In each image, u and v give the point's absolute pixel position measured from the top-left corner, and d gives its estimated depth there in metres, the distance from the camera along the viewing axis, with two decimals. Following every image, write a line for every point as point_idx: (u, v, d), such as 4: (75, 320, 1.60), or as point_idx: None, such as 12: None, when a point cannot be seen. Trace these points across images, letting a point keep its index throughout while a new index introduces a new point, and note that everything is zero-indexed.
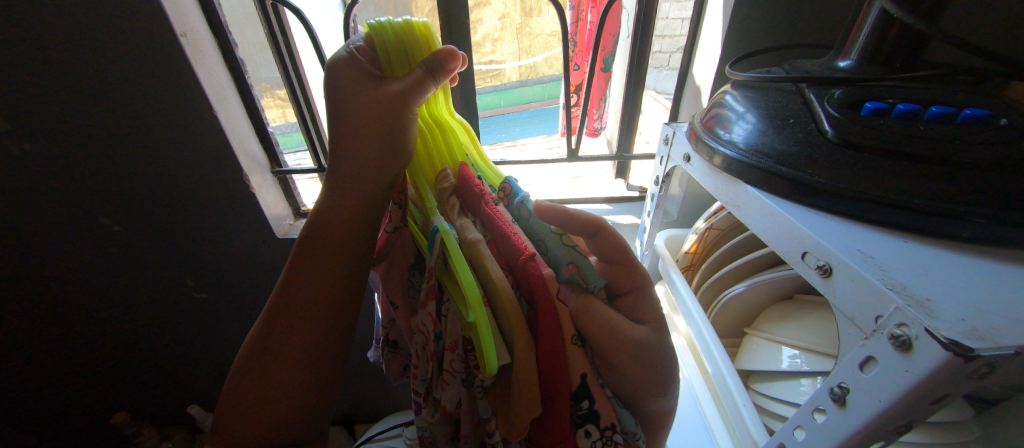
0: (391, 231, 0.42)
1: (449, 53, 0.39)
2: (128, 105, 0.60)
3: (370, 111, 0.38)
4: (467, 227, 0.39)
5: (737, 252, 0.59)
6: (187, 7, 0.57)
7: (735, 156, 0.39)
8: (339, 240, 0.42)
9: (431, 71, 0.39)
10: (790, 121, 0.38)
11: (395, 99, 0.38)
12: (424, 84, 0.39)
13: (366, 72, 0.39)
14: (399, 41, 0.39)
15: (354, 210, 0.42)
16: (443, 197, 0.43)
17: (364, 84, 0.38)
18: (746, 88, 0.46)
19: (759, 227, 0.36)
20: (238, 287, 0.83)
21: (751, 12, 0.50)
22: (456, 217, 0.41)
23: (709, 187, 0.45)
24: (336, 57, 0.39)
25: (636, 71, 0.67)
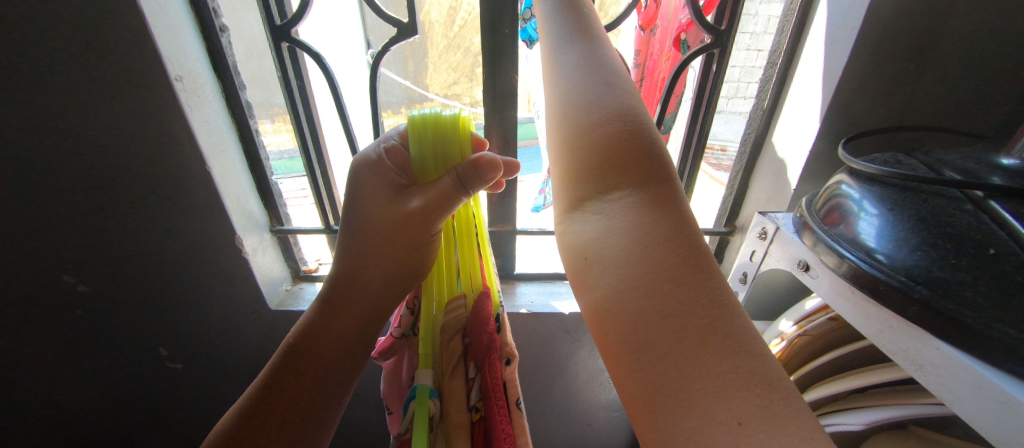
0: (399, 336, 0.39)
1: (485, 163, 0.33)
2: (108, 154, 0.50)
3: (391, 238, 0.36)
4: (456, 400, 0.34)
5: (838, 368, 0.47)
6: (186, 46, 0.48)
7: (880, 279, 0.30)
8: (331, 350, 0.36)
9: (462, 183, 0.34)
10: (984, 251, 0.27)
11: (417, 216, 0.35)
12: (451, 199, 0.34)
13: (390, 183, 0.36)
14: (431, 143, 0.34)
15: (351, 322, 0.36)
16: (447, 336, 0.36)
17: (389, 195, 0.36)
18: (875, 184, 0.35)
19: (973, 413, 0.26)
20: (220, 359, 0.70)
21: (864, 88, 0.42)
22: (451, 374, 0.35)
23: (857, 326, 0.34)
24: (366, 159, 0.36)
25: (702, 137, 0.58)
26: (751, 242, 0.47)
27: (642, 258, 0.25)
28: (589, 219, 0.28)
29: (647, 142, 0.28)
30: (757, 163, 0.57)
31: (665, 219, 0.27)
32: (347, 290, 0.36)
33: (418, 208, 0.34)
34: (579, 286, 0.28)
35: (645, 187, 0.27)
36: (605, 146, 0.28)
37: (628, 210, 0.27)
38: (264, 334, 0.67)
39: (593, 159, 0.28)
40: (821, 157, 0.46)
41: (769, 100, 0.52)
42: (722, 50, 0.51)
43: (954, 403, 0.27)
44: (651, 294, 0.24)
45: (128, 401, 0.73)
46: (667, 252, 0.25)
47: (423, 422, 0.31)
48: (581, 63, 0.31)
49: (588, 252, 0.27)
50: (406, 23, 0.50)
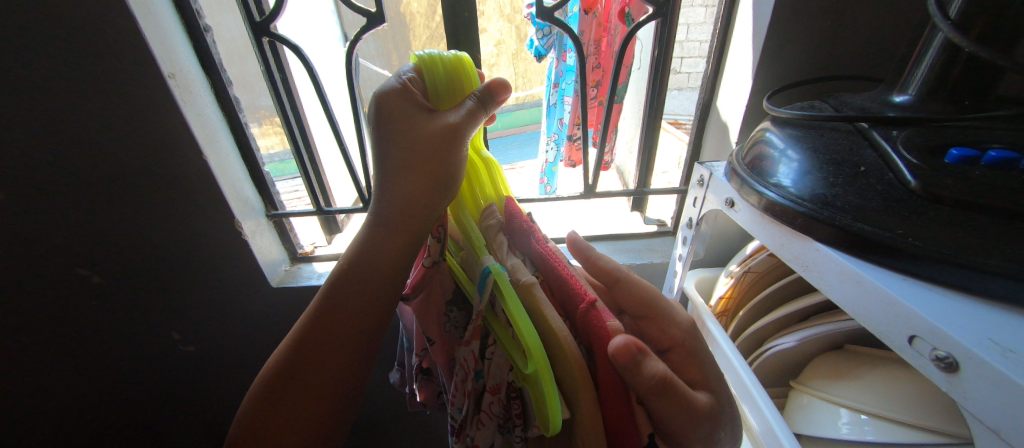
0: (429, 265, 0.37)
1: (500, 85, 0.37)
2: (109, 149, 0.55)
3: (427, 158, 0.35)
4: (519, 270, 0.34)
5: (780, 297, 0.53)
6: (176, 46, 0.53)
7: (783, 201, 0.34)
8: (381, 260, 0.37)
9: (483, 104, 0.37)
10: (860, 170, 0.33)
11: (451, 131, 0.35)
12: (475, 118, 0.37)
13: (416, 107, 0.36)
14: (445, 75, 0.37)
15: (390, 253, 0.37)
16: (489, 235, 0.37)
17: (419, 117, 0.35)
18: (790, 127, 0.41)
19: (838, 295, 0.31)
20: (228, 339, 0.76)
21: (787, 43, 0.46)
22: (506, 256, 0.35)
23: (765, 240, 0.39)
24: (385, 89, 0.36)
25: (655, 103, 0.63)
26: (693, 190, 0.52)
27: None
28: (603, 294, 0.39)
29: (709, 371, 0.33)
30: (706, 123, 0.62)
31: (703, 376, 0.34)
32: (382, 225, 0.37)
33: (454, 121, 0.35)
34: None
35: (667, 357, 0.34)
36: None
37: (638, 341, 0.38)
38: (267, 313, 0.73)
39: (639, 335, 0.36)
40: (756, 110, 0.51)
41: (711, 63, 0.57)
42: (665, 19, 0.55)
43: (829, 291, 0.32)
44: None
45: (147, 386, 0.79)
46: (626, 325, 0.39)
47: (510, 288, 0.31)
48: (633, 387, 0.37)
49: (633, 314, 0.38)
50: (374, 12, 0.54)
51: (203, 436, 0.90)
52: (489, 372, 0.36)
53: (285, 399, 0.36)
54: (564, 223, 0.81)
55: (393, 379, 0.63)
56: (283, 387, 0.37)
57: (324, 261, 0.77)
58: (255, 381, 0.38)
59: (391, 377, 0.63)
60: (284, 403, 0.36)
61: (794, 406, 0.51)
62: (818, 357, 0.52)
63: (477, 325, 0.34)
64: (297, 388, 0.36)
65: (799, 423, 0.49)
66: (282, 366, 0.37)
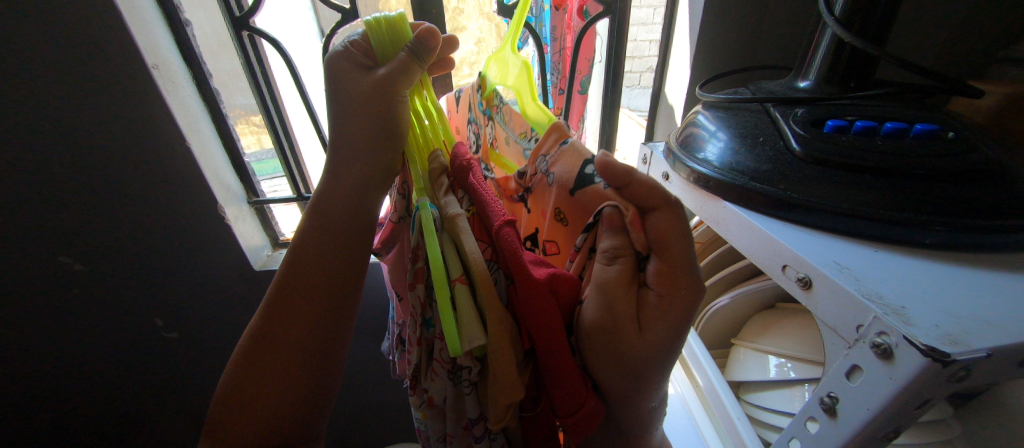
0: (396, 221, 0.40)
1: (426, 31, 0.36)
2: (94, 138, 0.57)
3: (362, 115, 0.37)
4: (451, 204, 0.34)
5: (720, 263, 0.60)
6: (158, 39, 0.56)
7: (709, 173, 0.40)
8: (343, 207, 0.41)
9: (417, 56, 0.37)
10: (760, 140, 0.39)
11: (380, 84, 0.36)
12: (410, 69, 0.36)
13: (358, 66, 0.38)
14: (389, 35, 0.37)
15: (346, 215, 0.41)
16: (432, 176, 0.37)
17: (355, 75, 0.37)
18: (715, 109, 0.48)
19: (738, 242, 0.37)
20: (212, 324, 0.78)
21: (715, 37, 0.53)
22: (441, 194, 0.36)
23: (690, 204, 0.45)
24: (331, 51, 0.38)
25: (611, 95, 0.69)
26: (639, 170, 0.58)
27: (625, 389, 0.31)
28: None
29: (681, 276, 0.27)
30: (657, 112, 0.69)
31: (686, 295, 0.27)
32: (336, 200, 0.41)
33: (382, 74, 0.36)
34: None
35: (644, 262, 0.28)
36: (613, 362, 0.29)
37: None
38: (251, 297, 0.76)
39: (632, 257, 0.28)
40: (694, 97, 0.58)
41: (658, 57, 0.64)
42: (615, 16, 0.62)
43: (732, 239, 0.38)
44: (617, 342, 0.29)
45: (132, 373, 0.81)
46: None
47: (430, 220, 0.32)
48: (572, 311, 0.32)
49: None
50: (348, 9, 0.58)
51: (187, 424, 0.92)
52: (436, 318, 0.36)
53: (273, 343, 0.41)
54: None
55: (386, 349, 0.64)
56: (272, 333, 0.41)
57: None
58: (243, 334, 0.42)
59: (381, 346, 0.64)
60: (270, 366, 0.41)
61: (732, 359, 0.58)
62: (753, 316, 0.59)
63: (419, 267, 0.35)
64: (284, 332, 0.41)
65: (736, 372, 0.56)
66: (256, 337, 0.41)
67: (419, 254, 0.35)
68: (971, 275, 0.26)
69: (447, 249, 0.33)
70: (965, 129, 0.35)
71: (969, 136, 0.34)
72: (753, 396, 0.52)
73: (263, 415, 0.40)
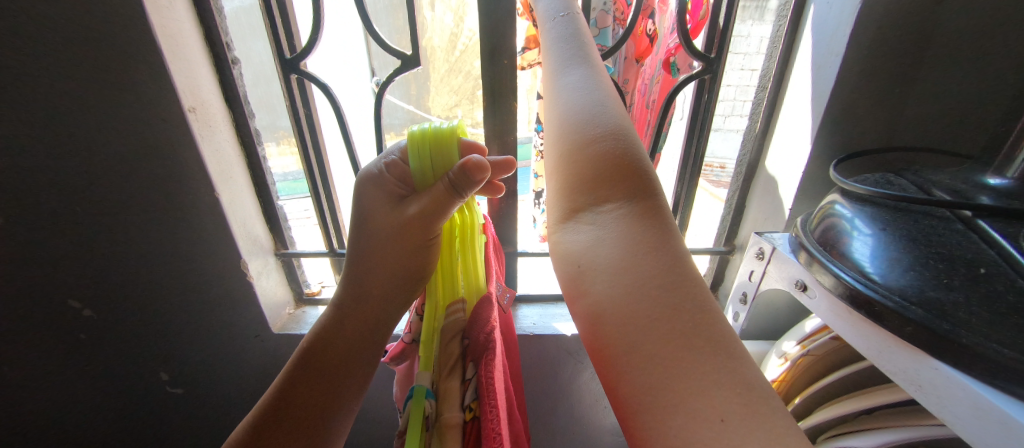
0: (411, 343, 0.39)
1: (472, 166, 0.32)
2: (119, 181, 0.52)
3: (393, 242, 0.37)
4: (449, 401, 0.32)
5: (843, 387, 0.46)
6: (201, 80, 0.51)
7: (889, 306, 0.29)
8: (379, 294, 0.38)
9: (455, 188, 0.33)
10: (980, 271, 0.27)
11: (414, 224, 0.35)
12: (446, 204, 0.34)
13: (392, 196, 0.37)
14: (431, 162, 0.35)
15: (360, 322, 0.38)
16: (446, 340, 0.35)
17: (388, 206, 0.37)
18: (867, 204, 0.36)
19: (980, 438, 0.25)
20: (220, 384, 0.69)
21: (852, 110, 0.43)
22: (446, 375, 0.33)
23: (855, 342, 0.33)
24: (366, 174, 0.38)
25: (697, 159, 0.60)
26: (748, 262, 0.47)
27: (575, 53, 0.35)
28: (583, 228, 0.29)
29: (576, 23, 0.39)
30: (751, 186, 0.58)
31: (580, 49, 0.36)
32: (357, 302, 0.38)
33: (416, 212, 0.35)
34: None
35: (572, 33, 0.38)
36: (601, 155, 0.29)
37: (620, 220, 0.28)
38: (264, 360, 0.67)
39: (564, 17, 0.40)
40: (815, 178, 0.47)
41: (761, 120, 0.53)
42: (712, 77, 0.53)
43: (965, 428, 0.26)
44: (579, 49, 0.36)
45: (129, 428, 0.72)
46: (656, 259, 0.26)
47: (417, 424, 0.30)
48: (580, 78, 0.33)
49: (580, 259, 0.28)
50: (410, 55, 0.52)
51: None
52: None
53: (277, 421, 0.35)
54: None
55: None
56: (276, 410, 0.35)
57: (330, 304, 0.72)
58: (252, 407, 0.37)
59: None
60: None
61: None
62: None
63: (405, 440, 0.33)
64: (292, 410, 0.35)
65: None
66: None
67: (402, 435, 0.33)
68: None
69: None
70: None
71: None
72: None
73: None
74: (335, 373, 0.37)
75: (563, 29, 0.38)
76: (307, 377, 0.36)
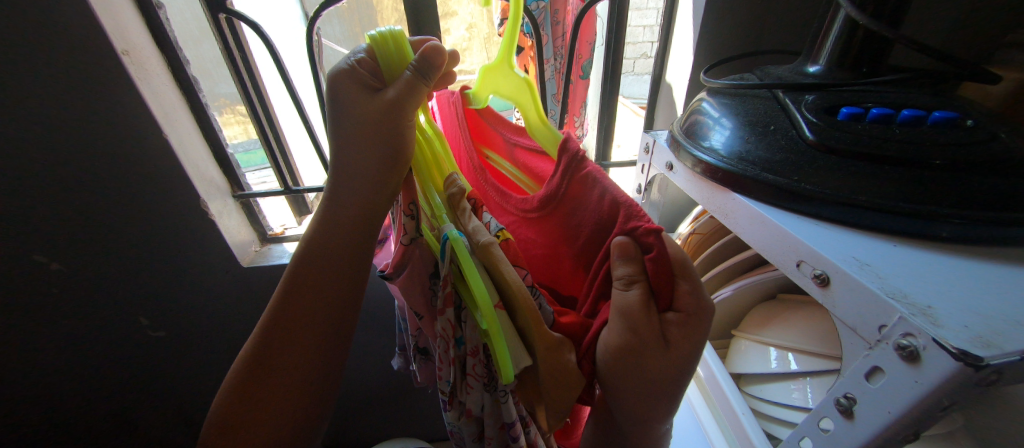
0: (407, 243, 0.38)
1: (434, 50, 0.35)
2: (59, 129, 0.53)
3: (372, 138, 0.36)
4: (480, 231, 0.33)
5: (721, 255, 0.58)
6: (127, 22, 0.52)
7: (715, 162, 0.38)
8: (361, 194, 0.40)
9: (422, 74, 0.35)
10: (771, 128, 0.37)
11: (389, 111, 0.35)
12: (416, 90, 0.35)
13: (365, 88, 0.36)
14: (398, 53, 0.36)
15: (342, 254, 0.42)
16: (453, 200, 0.35)
17: (364, 100, 0.36)
18: (721, 95, 0.46)
19: (750, 236, 0.36)
20: (200, 321, 0.76)
21: (720, 18, 0.51)
22: (466, 218, 0.34)
23: (695, 196, 0.43)
24: (335, 72, 0.36)
25: (611, 79, 0.67)
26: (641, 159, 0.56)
27: (355, 111, 0.36)
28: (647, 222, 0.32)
29: (341, 82, 0.36)
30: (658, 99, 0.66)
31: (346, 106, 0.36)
32: (330, 236, 0.41)
33: (391, 100, 0.34)
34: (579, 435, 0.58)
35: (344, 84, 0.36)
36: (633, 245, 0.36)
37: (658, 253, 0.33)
38: (240, 294, 0.73)
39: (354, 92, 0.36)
40: (697, 84, 0.56)
41: (660, 39, 0.61)
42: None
43: (742, 232, 0.37)
44: (350, 99, 0.36)
45: (118, 373, 0.78)
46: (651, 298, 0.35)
47: (465, 252, 0.31)
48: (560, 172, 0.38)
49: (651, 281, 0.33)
50: None
51: (180, 424, 0.90)
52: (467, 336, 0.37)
53: (296, 312, 0.42)
54: None
55: (395, 364, 0.64)
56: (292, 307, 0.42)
57: (295, 241, 0.77)
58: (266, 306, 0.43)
59: (392, 361, 0.64)
60: (270, 397, 0.43)
61: (732, 351, 0.57)
62: (755, 307, 0.58)
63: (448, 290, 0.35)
64: (304, 306, 0.42)
65: (737, 364, 0.55)
66: (249, 369, 0.43)
67: (449, 279, 0.35)
68: (992, 270, 0.25)
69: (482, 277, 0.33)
70: (983, 117, 0.34)
71: (988, 123, 0.33)
72: (753, 388, 0.52)
73: (281, 385, 0.43)
74: (332, 287, 0.42)
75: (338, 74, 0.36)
76: (310, 278, 0.42)
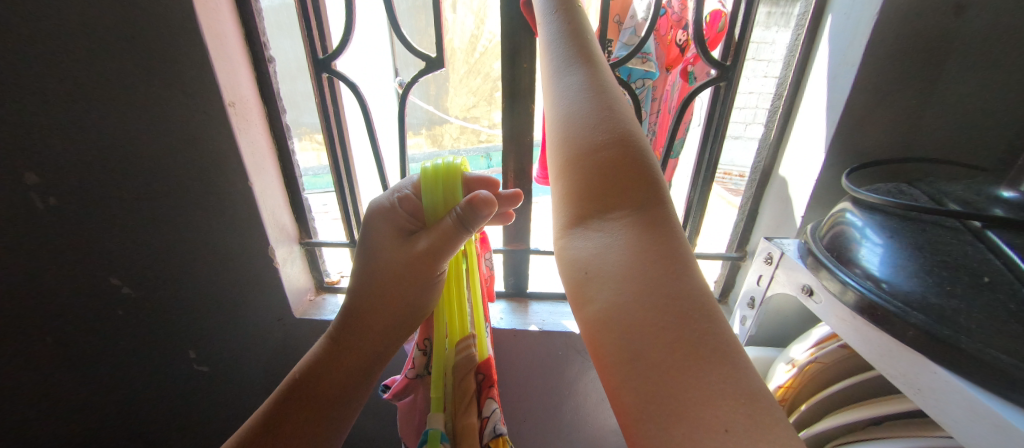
0: (412, 376, 0.41)
1: (479, 201, 0.32)
2: (162, 168, 0.56)
3: (398, 274, 0.36)
4: (466, 441, 0.34)
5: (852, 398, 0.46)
6: (241, 76, 0.54)
7: (898, 313, 0.29)
8: (395, 301, 0.37)
9: (462, 224, 0.33)
10: (984, 280, 0.27)
11: (421, 258, 0.35)
12: (452, 239, 0.34)
13: (399, 228, 0.37)
14: (439, 196, 0.35)
15: (353, 361, 0.38)
16: (457, 380, 0.36)
17: (398, 237, 0.36)
18: (879, 211, 0.36)
19: (978, 440, 0.26)
20: (243, 364, 0.73)
21: (865, 120, 0.43)
22: (466, 413, 0.35)
23: (863, 349, 0.34)
24: (379, 204, 0.37)
25: (710, 166, 0.61)
26: (758, 266, 0.47)
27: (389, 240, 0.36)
28: None
29: (383, 211, 0.37)
30: (766, 191, 0.58)
31: (380, 232, 0.37)
32: (354, 337, 0.38)
33: (424, 248, 0.34)
34: (576, 301, 0.27)
35: (390, 207, 0.37)
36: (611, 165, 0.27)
37: (632, 229, 0.26)
38: (285, 343, 0.70)
39: (395, 220, 0.37)
40: (828, 187, 0.48)
41: (776, 132, 0.54)
42: (728, 83, 0.54)
43: (960, 429, 0.27)
44: (390, 226, 0.37)
45: (157, 402, 0.77)
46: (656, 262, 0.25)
47: None
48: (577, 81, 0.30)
49: (588, 266, 0.26)
50: (434, 57, 0.54)
51: None
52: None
53: (297, 405, 0.37)
54: None
55: None
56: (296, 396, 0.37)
57: None
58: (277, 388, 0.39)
59: None
60: None
61: None
62: None
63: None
64: (306, 402, 0.37)
65: None
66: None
67: None
68: None
69: None
70: None
71: None
72: None
73: None
74: (340, 385, 0.38)
75: (384, 200, 0.37)
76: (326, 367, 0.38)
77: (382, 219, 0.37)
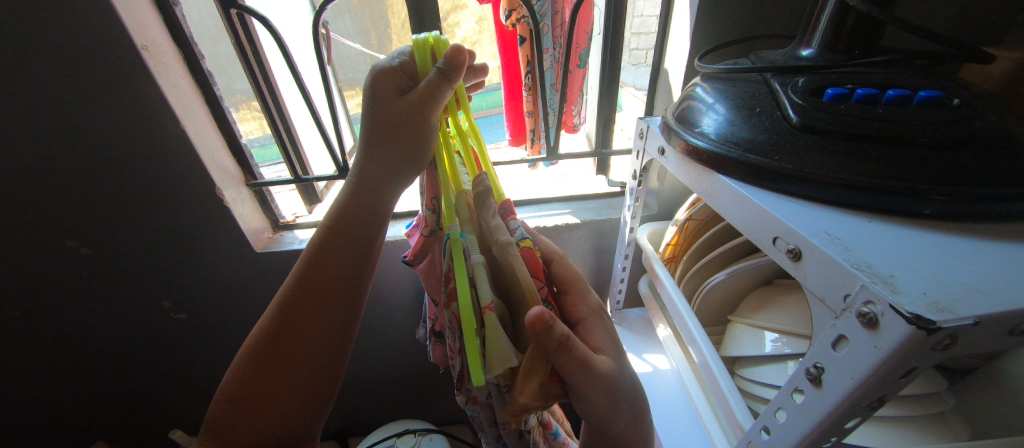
0: (428, 234, 0.46)
1: (458, 54, 0.38)
2: (87, 120, 0.57)
3: (396, 124, 0.43)
4: (497, 231, 0.39)
5: (717, 241, 0.59)
6: (147, 19, 0.55)
7: (706, 146, 0.39)
8: (363, 214, 0.46)
9: (446, 77, 0.39)
10: (757, 111, 0.38)
11: (415, 108, 0.41)
12: (439, 92, 0.40)
13: (397, 88, 0.44)
14: (431, 57, 0.41)
15: (337, 268, 0.46)
16: (479, 199, 0.42)
17: (395, 96, 0.43)
18: (713, 80, 0.46)
19: (732, 215, 0.37)
20: (218, 304, 0.80)
21: (715, 6, 0.51)
22: (490, 218, 0.41)
23: (685, 179, 0.44)
24: (378, 68, 0.44)
25: (609, 69, 0.68)
26: (636, 145, 0.57)
27: (391, 98, 0.43)
28: None
29: (382, 74, 0.43)
30: (656, 87, 0.66)
31: (380, 93, 0.43)
32: (323, 258, 0.46)
33: (417, 96, 0.40)
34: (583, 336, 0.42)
35: (387, 75, 0.44)
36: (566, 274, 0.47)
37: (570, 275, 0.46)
38: (253, 278, 0.77)
39: (392, 83, 0.44)
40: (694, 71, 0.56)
41: (658, 30, 0.61)
42: None
43: (727, 213, 0.38)
44: (390, 86, 0.43)
45: (144, 352, 0.83)
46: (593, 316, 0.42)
47: (460, 253, 0.38)
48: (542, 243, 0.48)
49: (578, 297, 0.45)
50: None
51: (200, 402, 0.95)
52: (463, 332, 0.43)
53: (291, 324, 0.46)
54: (536, 189, 0.87)
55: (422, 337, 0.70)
56: (288, 318, 0.46)
57: (306, 228, 0.81)
58: (267, 315, 0.47)
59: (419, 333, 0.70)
60: (254, 415, 0.45)
61: (728, 336, 0.57)
62: (751, 292, 0.59)
63: (452, 287, 0.41)
64: (299, 320, 0.46)
65: (731, 348, 0.56)
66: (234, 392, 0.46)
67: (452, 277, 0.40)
68: (960, 243, 0.26)
69: (479, 277, 0.39)
70: (973, 96, 0.34)
71: (975, 103, 0.33)
72: (746, 371, 0.52)
73: (271, 401, 0.45)
74: (325, 303, 0.46)
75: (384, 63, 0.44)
76: (306, 291, 0.46)
77: (384, 82, 0.43)
